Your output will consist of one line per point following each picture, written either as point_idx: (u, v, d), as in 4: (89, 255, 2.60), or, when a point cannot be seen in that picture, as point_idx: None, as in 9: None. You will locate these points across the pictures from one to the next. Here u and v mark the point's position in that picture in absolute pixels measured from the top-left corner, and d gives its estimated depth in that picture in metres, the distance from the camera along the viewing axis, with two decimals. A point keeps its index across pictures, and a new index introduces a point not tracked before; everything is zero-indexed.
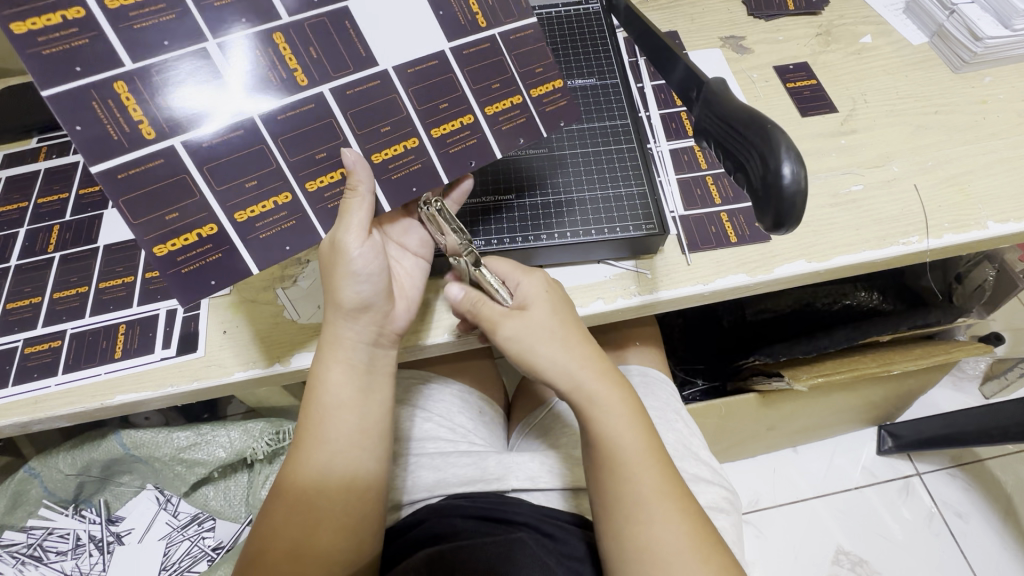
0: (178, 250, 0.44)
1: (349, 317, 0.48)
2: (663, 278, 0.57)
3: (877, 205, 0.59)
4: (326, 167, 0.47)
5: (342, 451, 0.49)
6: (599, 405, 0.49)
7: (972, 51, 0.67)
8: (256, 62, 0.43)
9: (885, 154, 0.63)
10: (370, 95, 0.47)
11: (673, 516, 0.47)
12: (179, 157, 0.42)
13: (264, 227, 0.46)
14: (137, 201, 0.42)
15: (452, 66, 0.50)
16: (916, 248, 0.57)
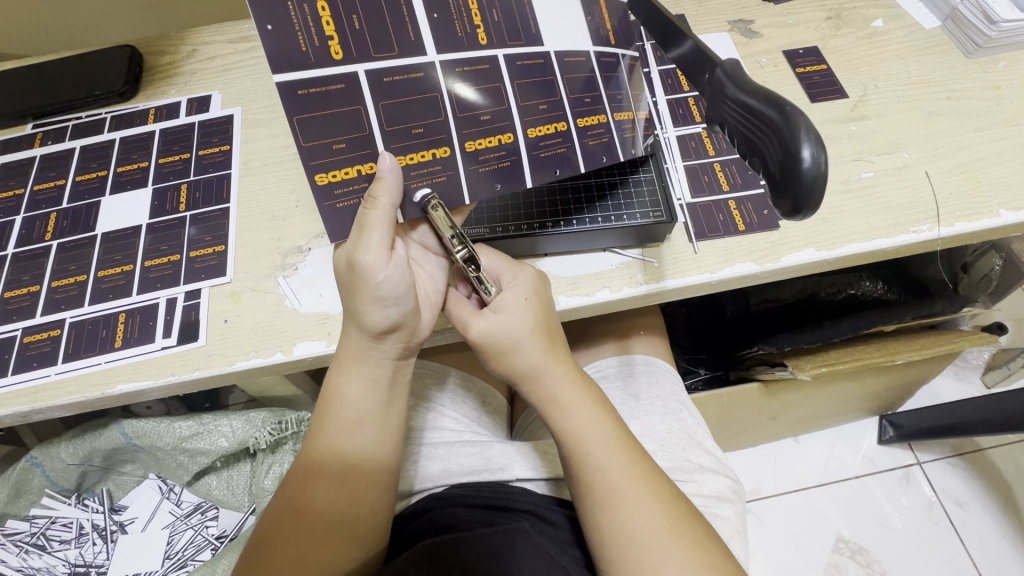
0: (338, 182, 0.44)
1: (374, 337, 0.48)
2: (670, 266, 0.56)
3: (886, 193, 0.59)
4: (472, 127, 0.47)
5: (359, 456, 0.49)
6: (561, 402, 0.49)
7: (986, 35, 0.65)
8: (448, 17, 0.44)
9: (896, 140, 0.62)
10: (534, 70, 0.48)
11: (647, 498, 0.46)
12: (359, 86, 0.42)
13: (414, 177, 0.47)
14: (309, 123, 0.42)
15: (594, 66, 0.50)
16: (926, 237, 0.56)
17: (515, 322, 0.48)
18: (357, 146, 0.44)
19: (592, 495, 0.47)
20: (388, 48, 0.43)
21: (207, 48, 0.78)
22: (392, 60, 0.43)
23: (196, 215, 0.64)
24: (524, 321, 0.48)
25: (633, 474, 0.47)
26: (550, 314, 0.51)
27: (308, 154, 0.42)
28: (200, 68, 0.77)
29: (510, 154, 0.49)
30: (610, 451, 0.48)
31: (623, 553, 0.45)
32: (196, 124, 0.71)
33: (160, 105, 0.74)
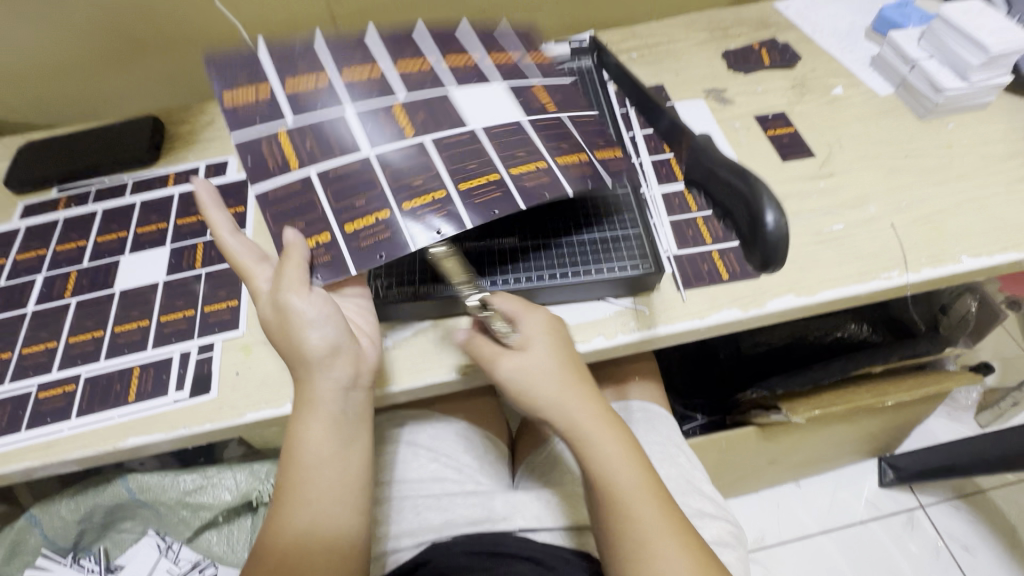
0: (361, 229, 0.52)
1: (321, 367, 0.50)
2: (660, 314, 0.60)
3: (856, 243, 0.63)
4: (384, 198, 0.53)
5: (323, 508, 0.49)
6: (593, 441, 0.50)
7: (935, 100, 0.73)
8: (384, 132, 0.57)
9: (863, 195, 0.67)
10: (513, 131, 0.58)
11: (677, 553, 0.47)
12: (371, 164, 0.55)
13: (354, 220, 0.52)
14: (337, 193, 0.53)
15: (565, 125, 0.59)
16: (896, 283, 0.60)
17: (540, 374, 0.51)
18: (309, 215, 0.52)
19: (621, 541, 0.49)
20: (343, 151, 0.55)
21: (226, 118, 0.85)
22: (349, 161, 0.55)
23: (211, 272, 0.67)
24: (552, 360, 0.51)
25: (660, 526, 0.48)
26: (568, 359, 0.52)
27: (275, 221, 0.52)
28: (219, 136, 0.83)
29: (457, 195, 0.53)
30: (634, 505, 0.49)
31: None
32: (214, 188, 0.76)
33: (179, 169, 0.79)
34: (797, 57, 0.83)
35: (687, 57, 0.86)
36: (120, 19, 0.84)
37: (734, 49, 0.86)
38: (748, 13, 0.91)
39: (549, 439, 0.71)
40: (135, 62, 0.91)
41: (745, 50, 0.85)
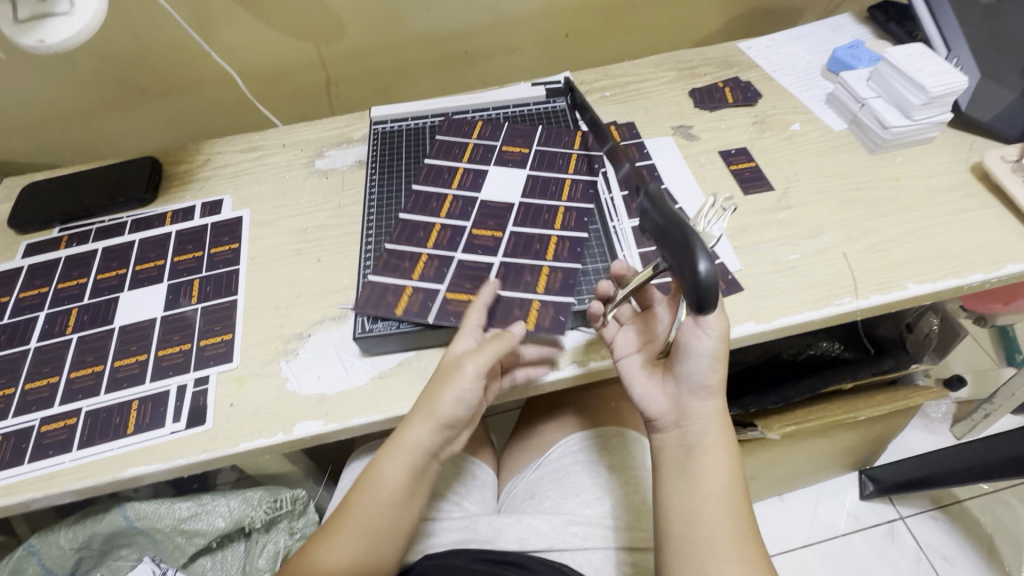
0: (404, 306, 0.64)
1: (432, 427, 0.57)
2: None
3: (810, 271, 0.68)
4: (529, 285, 0.65)
5: (355, 546, 0.58)
6: (723, 432, 0.55)
7: (882, 136, 0.78)
8: (491, 232, 0.70)
9: (817, 226, 0.72)
10: (528, 212, 0.72)
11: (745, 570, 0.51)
12: (422, 267, 0.67)
13: (513, 309, 0.63)
14: (384, 291, 0.65)
15: (565, 194, 0.74)
16: (847, 308, 0.65)
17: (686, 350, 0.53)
18: (476, 286, 0.65)
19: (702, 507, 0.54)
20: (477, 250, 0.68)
21: (221, 157, 0.90)
22: (479, 259, 0.68)
23: (206, 307, 0.71)
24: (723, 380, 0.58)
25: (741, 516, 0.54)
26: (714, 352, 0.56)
27: (447, 313, 0.63)
28: (215, 175, 0.87)
29: (565, 271, 0.66)
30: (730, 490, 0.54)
31: None
32: (209, 226, 0.80)
33: (176, 208, 0.83)
34: (758, 95, 0.89)
35: (657, 96, 0.92)
36: (120, 67, 0.90)
37: (700, 87, 0.92)
38: (713, 53, 0.97)
39: (535, 462, 0.75)
40: (136, 107, 0.96)
41: (710, 88, 0.91)
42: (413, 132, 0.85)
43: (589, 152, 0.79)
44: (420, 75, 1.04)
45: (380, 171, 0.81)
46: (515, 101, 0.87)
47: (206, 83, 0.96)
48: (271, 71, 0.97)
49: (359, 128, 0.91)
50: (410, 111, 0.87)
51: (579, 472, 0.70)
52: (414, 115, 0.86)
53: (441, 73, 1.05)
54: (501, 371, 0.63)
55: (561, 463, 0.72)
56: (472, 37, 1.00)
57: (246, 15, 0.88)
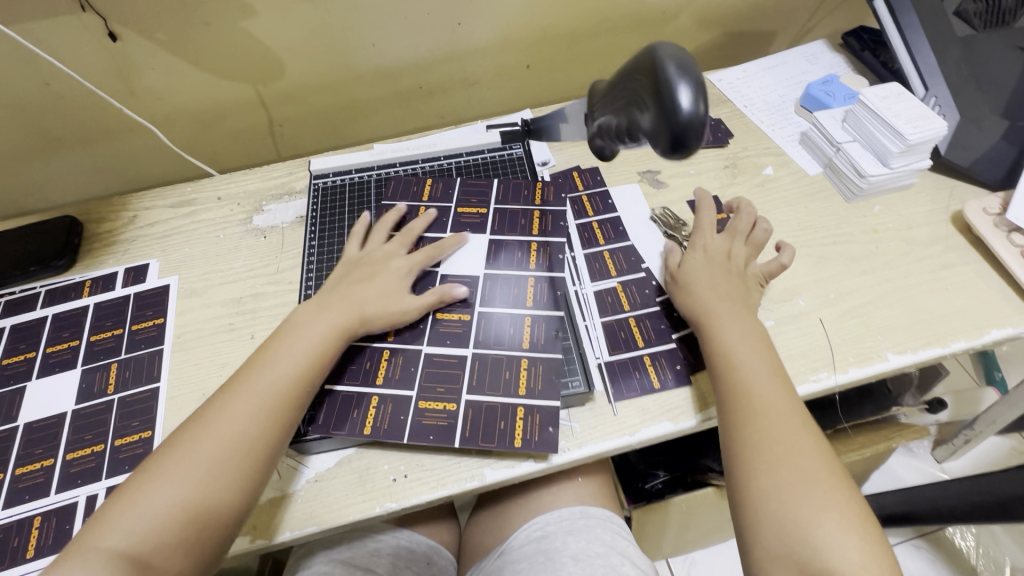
0: (370, 423, 0.57)
1: (368, 281, 0.63)
2: (588, 430, 0.58)
3: (785, 341, 0.63)
4: (508, 386, 0.59)
5: (208, 457, 0.49)
6: (724, 326, 0.58)
7: (859, 185, 0.73)
8: (462, 320, 0.63)
9: (792, 287, 0.68)
10: (496, 287, 0.65)
11: (791, 422, 0.50)
12: (386, 369, 0.60)
13: (495, 419, 0.57)
14: (346, 406, 0.58)
15: (534, 262, 0.67)
16: (825, 384, 0.60)
17: (698, 280, 0.62)
18: (450, 390, 0.59)
19: (774, 474, 0.48)
20: (451, 344, 0.61)
21: (148, 214, 0.82)
22: (451, 355, 0.61)
23: (124, 398, 0.64)
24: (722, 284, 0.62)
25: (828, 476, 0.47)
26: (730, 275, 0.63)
27: (419, 429, 0.57)
28: (140, 236, 0.79)
29: (545, 364, 0.60)
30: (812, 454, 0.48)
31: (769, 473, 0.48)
32: (131, 297, 0.72)
33: (95, 276, 0.75)
34: (729, 134, 0.84)
35: None
36: (29, 117, 0.81)
37: None
38: None
39: (498, 548, 0.70)
40: (55, 156, 0.87)
41: None
42: (357, 186, 0.78)
43: (552, 210, 0.72)
44: (371, 111, 0.97)
45: (322, 234, 0.75)
46: (468, 148, 0.81)
47: (133, 129, 0.88)
48: (205, 112, 0.89)
49: (302, 178, 0.84)
50: (354, 162, 0.80)
51: (539, 565, 0.63)
52: (358, 166, 0.80)
53: (394, 108, 0.97)
54: (450, 469, 0.57)
55: (521, 553, 0.66)
56: (425, 71, 0.92)
57: (168, 56, 0.79)
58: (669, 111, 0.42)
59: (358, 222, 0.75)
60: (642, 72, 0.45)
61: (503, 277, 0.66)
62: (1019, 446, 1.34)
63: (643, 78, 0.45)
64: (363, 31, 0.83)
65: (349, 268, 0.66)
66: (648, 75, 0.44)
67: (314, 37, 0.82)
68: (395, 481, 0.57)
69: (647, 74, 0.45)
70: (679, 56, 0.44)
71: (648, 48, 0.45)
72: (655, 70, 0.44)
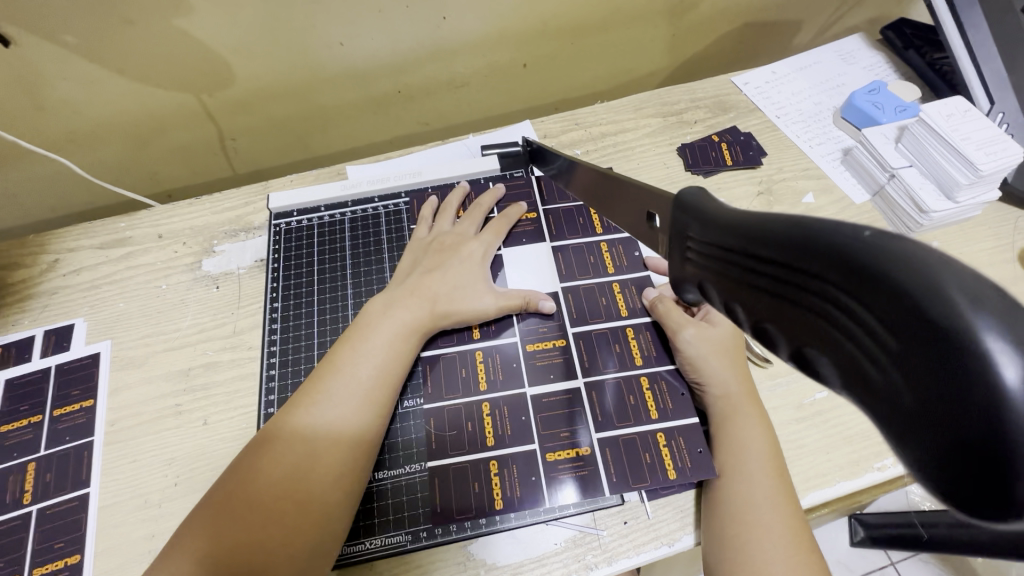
0: (498, 488, 0.50)
1: (441, 268, 0.56)
2: (617, 540, 0.49)
3: (842, 419, 0.54)
4: (638, 412, 0.53)
5: (297, 472, 0.43)
6: (729, 414, 0.49)
7: (918, 221, 0.64)
8: (479, 416, 0.53)
9: None
10: (510, 366, 0.55)
11: (785, 540, 0.42)
12: (499, 413, 0.53)
13: (638, 452, 0.51)
14: (458, 470, 0.50)
15: (602, 313, 0.58)
16: (892, 473, 0.51)
17: (708, 362, 0.51)
18: (484, 489, 0.50)
19: None
20: (464, 447, 0.51)
21: (72, 257, 0.67)
22: (465, 461, 0.51)
23: (46, 510, 0.51)
24: (738, 359, 0.52)
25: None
26: (744, 360, 0.52)
27: (551, 469, 0.51)
28: (63, 287, 0.65)
29: (668, 378, 0.54)
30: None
31: None
32: (53, 371, 0.59)
33: (7, 341, 0.61)
34: (762, 153, 0.72)
35: (639, 153, 0.74)
36: None
37: (692, 141, 0.74)
38: (704, 90, 0.79)
39: None
40: None
41: (703, 144, 0.73)
42: (326, 228, 0.64)
43: (617, 238, 0.62)
44: (342, 118, 0.82)
45: (287, 290, 0.61)
46: (461, 175, 0.67)
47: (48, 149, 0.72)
48: (141, 127, 0.74)
49: (261, 210, 0.70)
50: (324, 197, 0.66)
51: None
52: (329, 202, 0.66)
53: (371, 116, 0.83)
54: None
55: None
56: (407, 74, 0.78)
57: (84, 62, 0.63)
58: (991, 495, 0.15)
59: (331, 274, 0.62)
60: (910, 338, 0.16)
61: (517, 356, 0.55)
62: None
63: (903, 349, 0.16)
64: (329, 27, 0.68)
65: (418, 255, 0.58)
66: (928, 362, 0.16)
67: (269, 38, 0.67)
68: None
69: (925, 353, 0.16)
70: (1005, 308, 0.15)
71: (928, 263, 0.16)
72: (958, 365, 0.15)
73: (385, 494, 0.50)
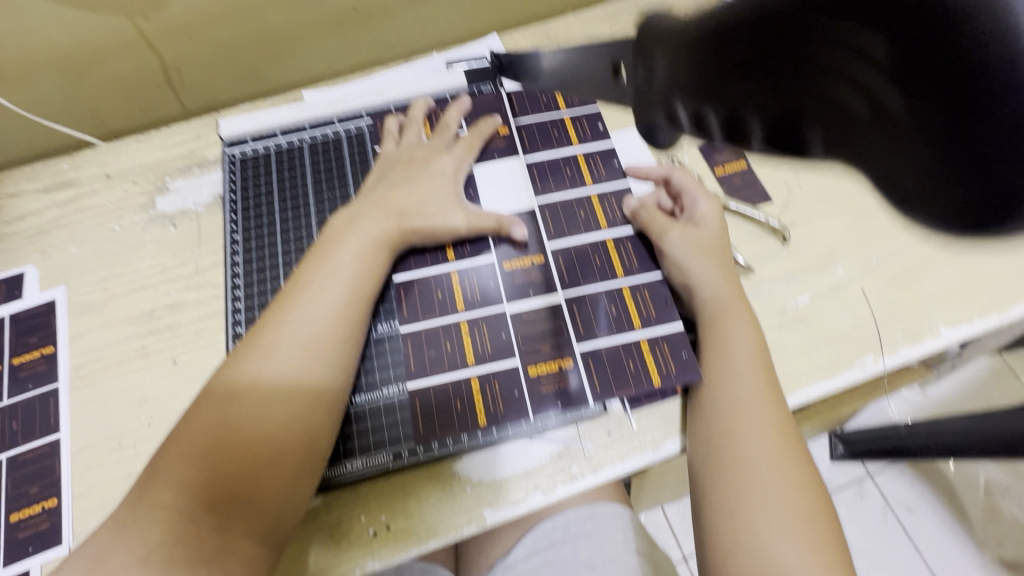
0: (480, 405, 0.49)
1: (410, 182, 0.53)
2: (598, 451, 0.49)
3: (824, 321, 0.53)
4: (620, 322, 0.52)
5: (275, 392, 0.42)
6: (720, 317, 0.48)
7: None
8: (458, 335, 0.51)
9: (828, 252, 0.57)
10: (487, 285, 0.53)
11: (771, 435, 0.42)
12: (478, 332, 0.51)
13: (621, 360, 0.50)
14: (440, 392, 0.49)
15: (580, 224, 0.56)
16: (872, 370, 0.51)
17: (696, 266, 0.50)
18: (467, 405, 0.49)
19: (736, 496, 0.40)
20: (443, 366, 0.50)
21: (13, 203, 0.63)
22: (446, 380, 0.50)
23: (17, 457, 0.50)
24: (724, 261, 0.51)
25: (798, 513, 0.39)
26: (729, 259, 0.51)
27: (533, 383, 0.50)
28: (6, 234, 0.61)
29: (649, 287, 0.53)
30: (788, 478, 0.40)
31: (733, 490, 0.40)
32: (7, 320, 0.56)
33: None
34: None
35: None
36: None
37: None
38: None
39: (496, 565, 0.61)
40: None
41: None
42: (284, 153, 0.60)
43: (595, 148, 0.60)
44: (295, 44, 0.76)
45: (246, 223, 0.58)
46: (428, 91, 0.63)
47: None
48: (73, 58, 0.67)
49: (214, 143, 0.65)
50: (279, 121, 0.62)
51: None
52: (284, 127, 0.62)
53: (328, 40, 0.77)
54: (441, 514, 0.47)
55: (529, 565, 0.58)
56: None
57: None
58: None
59: (292, 204, 0.59)
60: None
61: (495, 275, 0.53)
62: (1003, 366, 1.18)
63: None
64: None
65: (385, 171, 0.55)
66: None
67: None
68: (376, 535, 0.46)
69: None
70: None
71: None
72: None
73: (364, 417, 0.49)
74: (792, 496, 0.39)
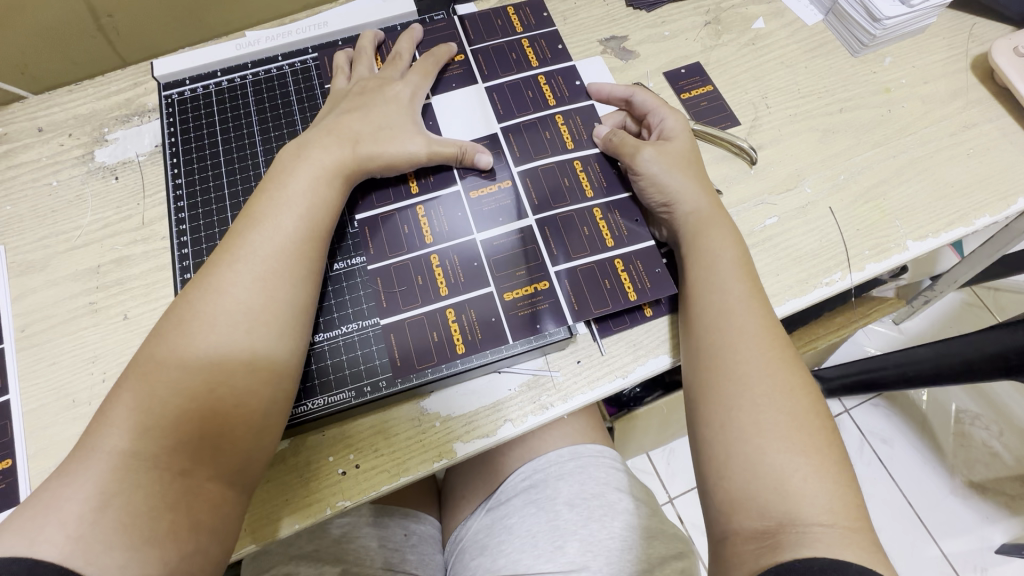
0: (460, 335, 0.47)
1: (369, 106, 0.50)
2: (568, 380, 0.48)
3: (792, 241, 0.53)
4: (593, 242, 0.51)
5: (239, 336, 0.40)
6: (703, 233, 0.47)
7: (870, 33, 0.59)
8: (429, 268, 0.49)
9: (795, 172, 0.56)
10: (454, 218, 0.51)
11: (760, 342, 0.42)
12: (448, 264, 0.49)
13: (597, 279, 0.49)
14: (414, 324, 0.48)
15: (546, 146, 0.54)
16: (839, 287, 0.51)
17: (670, 178, 0.49)
18: (444, 334, 0.47)
19: (728, 402, 0.40)
20: (416, 300, 0.48)
21: None
22: (421, 312, 0.48)
23: None
24: (699, 174, 0.50)
25: (790, 416, 0.38)
26: (704, 173, 0.50)
27: (509, 308, 0.48)
28: None
29: (622, 206, 0.52)
30: (779, 381, 0.40)
31: (726, 397, 0.40)
32: None
33: None
34: None
35: None
36: None
37: None
38: None
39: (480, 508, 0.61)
40: None
41: None
42: (225, 93, 0.59)
43: (555, 69, 0.58)
44: None
45: (190, 167, 0.56)
46: (375, 23, 0.61)
47: None
48: None
49: (152, 89, 0.61)
50: (217, 60, 0.60)
51: (531, 518, 0.54)
52: (223, 67, 0.60)
53: None
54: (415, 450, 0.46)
55: (511, 507, 0.57)
56: None
57: None
58: None
59: (237, 145, 0.57)
60: None
61: (461, 207, 0.51)
62: (972, 298, 1.20)
63: None
64: None
65: (339, 99, 0.52)
66: None
67: None
68: (344, 474, 0.45)
69: None
70: None
71: None
72: None
73: (334, 352, 0.48)
74: (782, 401, 0.39)
